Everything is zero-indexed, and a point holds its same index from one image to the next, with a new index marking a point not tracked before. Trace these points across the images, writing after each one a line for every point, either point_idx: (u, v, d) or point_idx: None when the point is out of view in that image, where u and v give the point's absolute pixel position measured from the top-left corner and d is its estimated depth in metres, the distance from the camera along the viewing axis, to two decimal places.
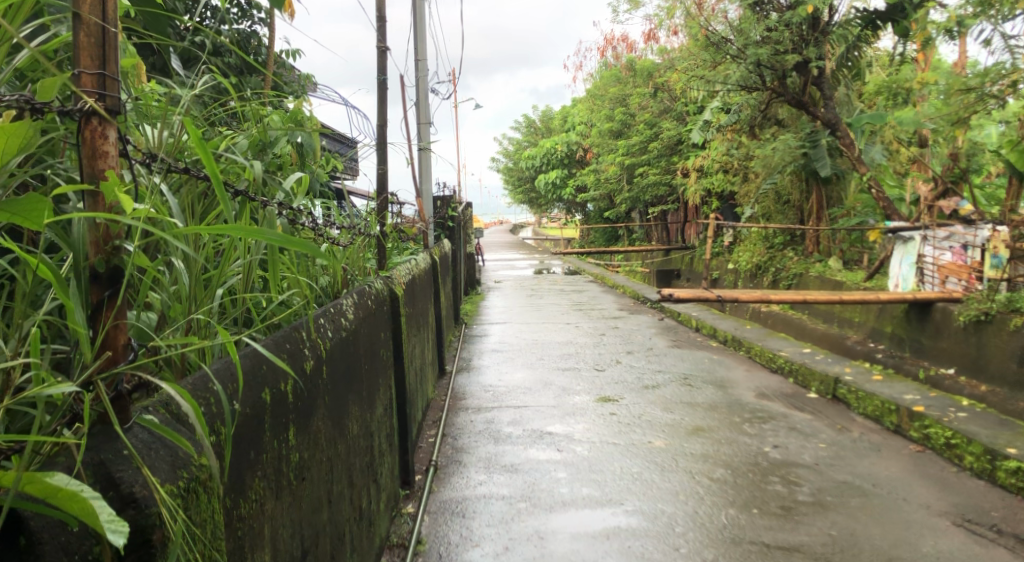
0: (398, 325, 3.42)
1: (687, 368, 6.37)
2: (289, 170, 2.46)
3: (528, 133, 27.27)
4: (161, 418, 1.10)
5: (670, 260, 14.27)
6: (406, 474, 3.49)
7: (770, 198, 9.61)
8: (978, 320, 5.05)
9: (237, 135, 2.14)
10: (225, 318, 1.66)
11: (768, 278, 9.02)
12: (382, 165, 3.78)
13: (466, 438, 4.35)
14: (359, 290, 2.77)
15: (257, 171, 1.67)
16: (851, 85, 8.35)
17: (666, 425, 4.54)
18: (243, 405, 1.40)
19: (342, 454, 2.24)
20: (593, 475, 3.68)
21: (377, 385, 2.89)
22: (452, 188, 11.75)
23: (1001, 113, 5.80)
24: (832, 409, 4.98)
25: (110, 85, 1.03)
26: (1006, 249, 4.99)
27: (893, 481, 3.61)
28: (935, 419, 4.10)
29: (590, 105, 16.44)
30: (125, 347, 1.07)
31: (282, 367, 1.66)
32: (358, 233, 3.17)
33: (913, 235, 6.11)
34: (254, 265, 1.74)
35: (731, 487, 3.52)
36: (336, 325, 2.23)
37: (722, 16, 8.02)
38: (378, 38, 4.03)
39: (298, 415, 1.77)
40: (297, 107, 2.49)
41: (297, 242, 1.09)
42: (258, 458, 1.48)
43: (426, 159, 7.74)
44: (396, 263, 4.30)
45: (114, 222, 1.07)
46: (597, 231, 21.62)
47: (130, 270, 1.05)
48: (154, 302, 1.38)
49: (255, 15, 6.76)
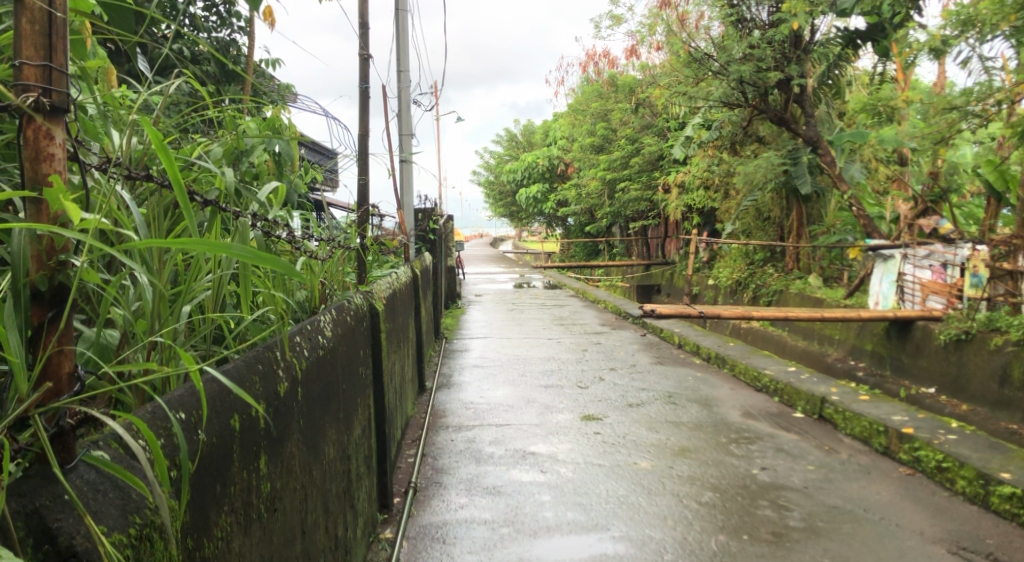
0: (378, 342, 3.29)
1: (671, 386, 6.30)
2: (265, 179, 2.34)
3: (510, 147, 27.30)
4: (113, 454, 0.97)
5: (650, 274, 14.25)
6: (384, 498, 3.35)
7: (751, 215, 9.66)
8: (959, 339, 5.04)
9: (211, 142, 2.03)
10: (193, 337, 1.53)
11: (749, 294, 9.02)
12: (363, 176, 3.67)
13: (446, 458, 4.22)
14: (337, 305, 2.64)
15: (230, 179, 1.55)
16: (831, 104, 8.44)
17: (651, 446, 4.45)
18: (209, 436, 1.28)
19: (317, 481, 2.10)
20: (578, 498, 3.57)
21: (355, 406, 2.75)
22: (433, 200, 11.65)
23: (979, 134, 5.89)
24: (818, 430, 4.93)
25: (58, 79, 0.92)
26: (986, 269, 5.02)
27: (884, 506, 3.55)
28: (925, 441, 4.06)
29: (571, 119, 16.50)
30: (70, 378, 0.95)
31: (254, 391, 1.53)
32: (337, 247, 3.04)
33: (893, 254, 6.12)
34: (225, 280, 1.61)
35: (720, 512, 3.43)
36: (312, 344, 2.09)
37: (705, 33, 8.10)
38: (361, 46, 3.94)
39: (269, 443, 1.63)
40: (275, 113, 2.37)
41: (270, 260, 0.99)
42: (225, 491, 1.35)
43: (407, 171, 7.63)
44: (376, 277, 4.17)
45: (59, 235, 0.95)
46: (577, 245, 21.60)
47: (76, 289, 0.94)
48: (116, 320, 1.27)
49: (235, 23, 6.63)
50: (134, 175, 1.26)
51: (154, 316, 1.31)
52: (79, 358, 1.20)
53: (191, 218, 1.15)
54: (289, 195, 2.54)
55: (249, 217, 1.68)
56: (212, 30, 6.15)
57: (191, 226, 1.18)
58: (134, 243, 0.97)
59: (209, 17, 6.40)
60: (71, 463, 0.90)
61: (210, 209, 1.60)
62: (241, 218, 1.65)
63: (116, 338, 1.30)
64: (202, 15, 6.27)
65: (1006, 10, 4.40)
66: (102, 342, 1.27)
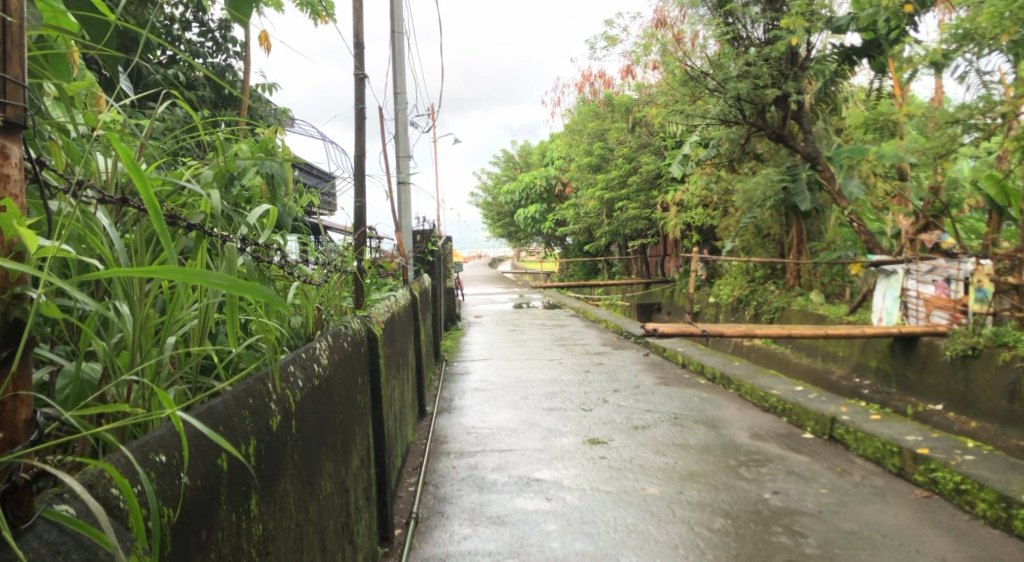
0: (377, 368, 3.19)
1: (676, 407, 6.17)
2: (257, 203, 2.25)
3: (507, 167, 27.31)
4: (79, 507, 0.86)
5: (651, 293, 14.20)
6: (385, 530, 3.22)
7: (750, 232, 9.63)
8: (965, 354, 4.95)
9: (202, 166, 1.97)
10: (178, 371, 1.48)
11: (751, 312, 8.93)
12: (359, 199, 3.59)
13: (449, 486, 4.09)
14: (334, 331, 2.54)
15: (216, 202, 1.44)
16: (829, 119, 8.53)
17: (659, 470, 4.33)
18: (191, 479, 1.17)
19: (313, 518, 1.99)
20: (586, 527, 3.44)
21: (352, 436, 2.63)
22: (432, 222, 11.58)
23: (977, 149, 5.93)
24: (829, 451, 4.82)
25: (12, 91, 0.84)
26: (990, 283, 4.92)
27: (902, 531, 3.43)
28: (942, 462, 3.95)
29: (568, 139, 16.54)
30: (27, 426, 0.87)
31: (243, 427, 1.44)
32: (333, 271, 2.95)
33: (895, 269, 6.04)
34: (211, 309, 1.51)
35: (733, 539, 3.31)
36: (307, 373, 2.00)
37: (701, 52, 8.11)
38: (356, 65, 3.90)
39: (261, 481, 1.53)
40: (268, 135, 2.29)
41: (247, 288, 0.90)
42: (210, 539, 1.23)
43: (405, 193, 7.59)
44: (374, 301, 4.09)
45: (14, 264, 0.87)
46: (575, 265, 21.58)
47: (31, 324, 0.85)
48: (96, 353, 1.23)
49: (230, 49, 6.65)
50: (107, 199, 1.18)
51: (134, 348, 1.26)
52: (57, 394, 1.17)
53: (166, 242, 1.07)
54: (282, 218, 2.43)
55: (236, 243, 1.58)
56: (206, 55, 6.18)
57: (166, 256, 1.10)
58: (99, 273, 0.89)
59: (205, 43, 6.42)
60: (27, 523, 0.79)
61: (193, 231, 1.50)
62: (228, 242, 1.54)
63: (97, 373, 1.25)
64: (198, 41, 6.28)
65: (1005, 23, 4.35)
66: (82, 376, 1.23)
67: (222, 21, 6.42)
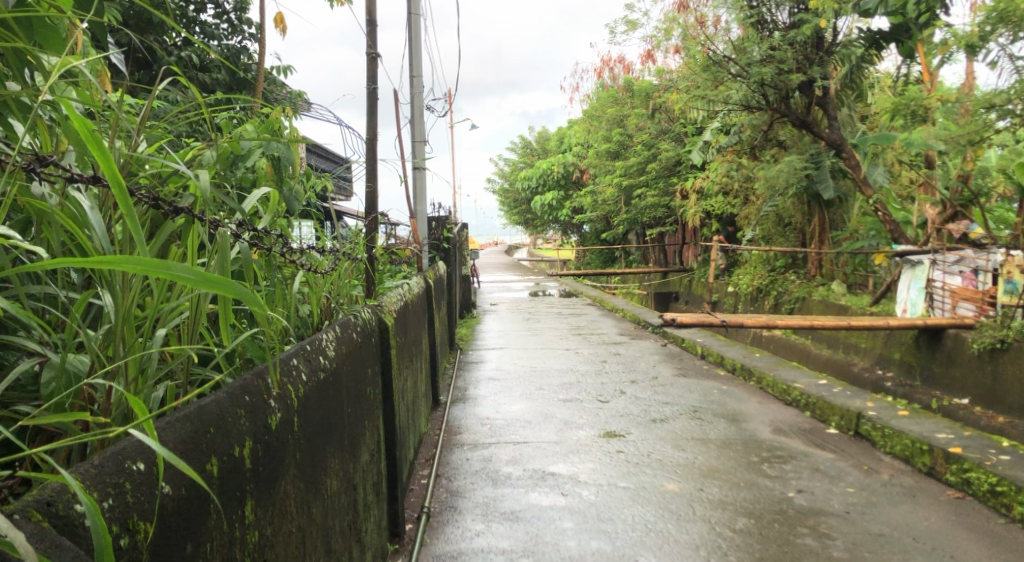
0: (388, 359, 3.08)
1: (695, 400, 6.02)
2: (261, 186, 2.12)
3: (523, 154, 27.06)
4: (34, 529, 0.78)
5: (667, 282, 14.00)
6: (395, 526, 3.13)
7: (771, 221, 9.40)
8: (993, 348, 4.76)
9: (204, 146, 1.84)
10: (173, 368, 1.38)
11: (771, 302, 8.73)
12: (371, 183, 3.48)
13: (462, 479, 4.00)
14: (343, 321, 2.43)
15: (206, 186, 1.32)
16: (854, 106, 8.22)
17: (678, 466, 4.20)
18: (174, 487, 1.09)
19: (317, 519, 1.89)
20: (602, 525, 3.33)
21: (361, 431, 2.53)
22: (448, 209, 11.44)
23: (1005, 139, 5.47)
24: (855, 448, 4.66)
25: None
26: (1021, 275, 4.74)
27: (935, 535, 3.28)
28: (976, 462, 3.78)
29: (586, 125, 16.32)
30: None
31: (237, 427, 1.34)
32: (343, 258, 2.83)
33: (921, 259, 5.82)
34: (204, 301, 1.42)
35: (757, 540, 3.18)
36: (312, 366, 1.89)
37: (724, 36, 7.83)
38: (369, 44, 3.77)
39: (257, 485, 1.43)
40: (274, 114, 2.16)
41: (219, 282, 0.87)
42: (197, 552, 1.13)
43: (421, 179, 7.47)
44: (387, 289, 3.99)
45: None
46: (592, 252, 21.37)
47: None
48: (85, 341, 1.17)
49: (246, 30, 6.56)
50: (75, 176, 1.09)
51: (118, 340, 1.18)
52: (41, 388, 1.09)
53: (135, 228, 1.03)
54: (290, 203, 2.30)
55: (230, 228, 1.47)
56: (222, 37, 6.10)
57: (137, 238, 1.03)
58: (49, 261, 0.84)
59: (220, 24, 6.32)
60: None
61: (181, 217, 1.40)
62: (221, 229, 1.41)
63: (85, 365, 1.17)
64: (213, 22, 6.20)
65: None
66: (70, 368, 1.15)
67: (237, 2, 6.32)
